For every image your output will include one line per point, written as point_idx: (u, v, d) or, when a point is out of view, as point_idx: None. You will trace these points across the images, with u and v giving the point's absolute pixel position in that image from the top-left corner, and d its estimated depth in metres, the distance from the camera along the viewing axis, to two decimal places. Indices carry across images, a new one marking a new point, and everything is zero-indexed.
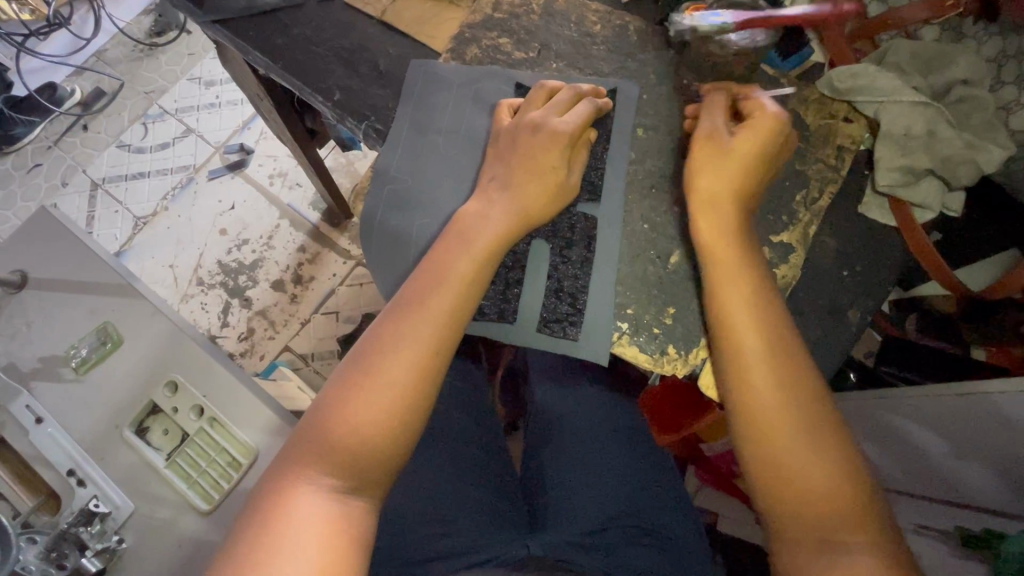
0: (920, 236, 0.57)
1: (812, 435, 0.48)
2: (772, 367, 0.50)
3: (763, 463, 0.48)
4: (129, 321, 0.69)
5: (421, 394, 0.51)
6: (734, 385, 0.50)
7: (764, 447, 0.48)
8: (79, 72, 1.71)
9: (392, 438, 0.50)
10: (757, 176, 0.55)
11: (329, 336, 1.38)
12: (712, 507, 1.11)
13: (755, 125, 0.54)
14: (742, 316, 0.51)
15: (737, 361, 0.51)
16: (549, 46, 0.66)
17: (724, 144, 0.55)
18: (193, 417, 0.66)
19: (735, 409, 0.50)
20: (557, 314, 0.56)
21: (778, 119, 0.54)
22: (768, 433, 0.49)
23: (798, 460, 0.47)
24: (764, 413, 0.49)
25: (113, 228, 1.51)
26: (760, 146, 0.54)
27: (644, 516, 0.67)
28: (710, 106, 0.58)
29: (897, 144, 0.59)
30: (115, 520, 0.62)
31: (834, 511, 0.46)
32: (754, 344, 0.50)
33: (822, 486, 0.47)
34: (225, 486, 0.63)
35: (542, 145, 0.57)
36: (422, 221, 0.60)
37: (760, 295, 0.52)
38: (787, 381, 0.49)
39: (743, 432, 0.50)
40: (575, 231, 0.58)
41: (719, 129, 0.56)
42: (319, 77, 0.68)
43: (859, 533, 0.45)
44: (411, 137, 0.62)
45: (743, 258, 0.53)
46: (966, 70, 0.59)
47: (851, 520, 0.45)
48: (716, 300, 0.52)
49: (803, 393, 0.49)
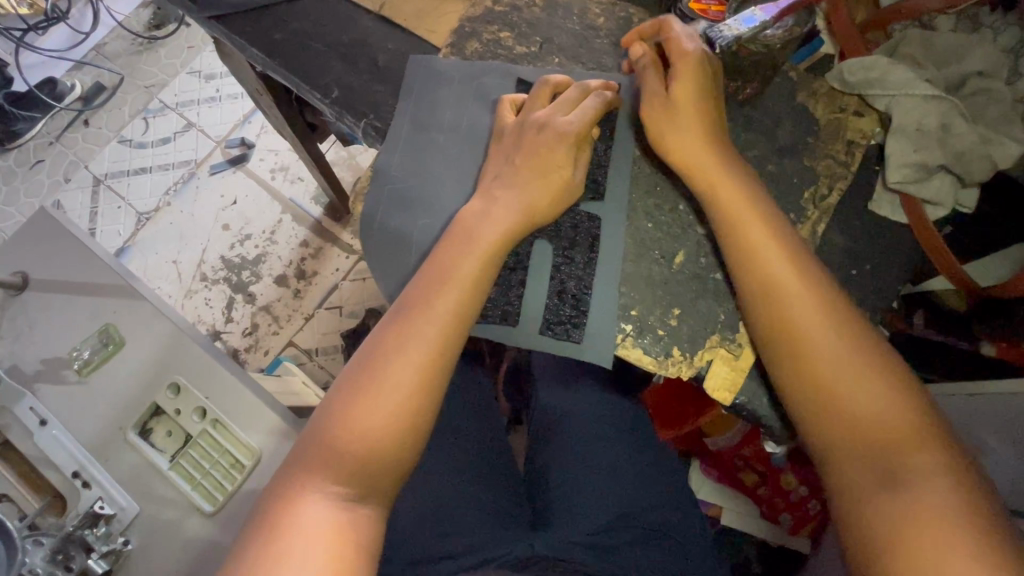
0: (932, 236, 0.56)
1: (864, 377, 0.48)
2: (816, 317, 0.50)
3: (816, 407, 0.49)
4: (132, 323, 0.69)
5: (435, 383, 0.51)
6: (775, 342, 0.51)
7: (815, 396, 0.49)
8: (79, 67, 1.69)
9: (434, 383, 0.51)
10: (711, 116, 0.57)
11: (333, 332, 1.38)
12: (716, 501, 1.05)
13: (682, 71, 0.56)
14: (767, 255, 0.52)
15: (777, 317, 0.51)
16: (552, 40, 0.64)
17: (662, 100, 0.57)
18: (195, 419, 0.66)
19: (779, 365, 0.51)
20: (560, 316, 0.54)
21: (701, 57, 0.56)
22: (813, 372, 0.49)
23: (852, 402, 0.48)
24: (810, 365, 0.49)
25: (116, 223, 1.51)
26: (694, 87, 0.56)
27: (649, 516, 0.67)
28: (642, 65, 0.59)
29: (910, 139, 0.57)
30: (120, 522, 0.62)
31: (896, 445, 0.47)
32: (783, 279, 0.51)
33: (882, 421, 0.47)
34: (228, 487, 0.63)
35: (546, 144, 0.56)
36: (424, 221, 0.59)
37: (791, 249, 0.52)
38: (831, 324, 0.50)
39: (785, 372, 0.50)
40: (579, 231, 0.57)
41: (655, 88, 0.58)
42: (318, 73, 0.66)
43: (925, 459, 0.46)
44: (411, 134, 0.61)
45: (766, 218, 0.53)
46: (982, 62, 0.57)
47: (910, 446, 0.46)
48: (738, 246, 0.53)
49: (841, 326, 0.50)
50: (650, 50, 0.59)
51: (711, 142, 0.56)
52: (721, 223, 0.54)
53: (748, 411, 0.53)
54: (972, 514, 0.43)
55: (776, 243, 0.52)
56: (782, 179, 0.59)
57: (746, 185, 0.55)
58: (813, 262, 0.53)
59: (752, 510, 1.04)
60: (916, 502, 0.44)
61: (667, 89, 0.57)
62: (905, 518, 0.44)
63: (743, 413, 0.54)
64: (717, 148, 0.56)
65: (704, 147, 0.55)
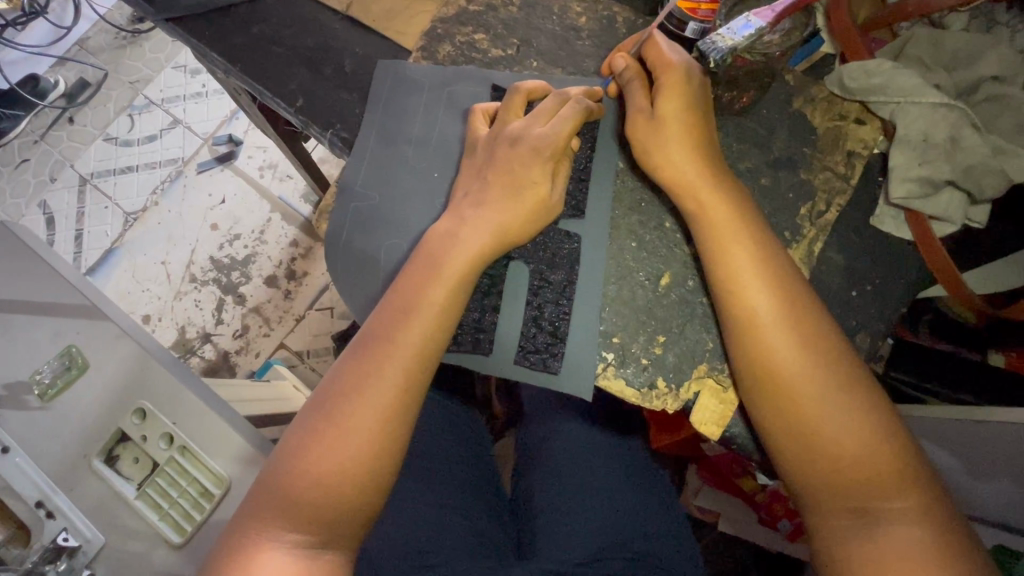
0: (938, 254, 0.52)
1: (844, 406, 0.45)
2: (796, 345, 0.47)
3: (793, 444, 0.46)
4: (94, 345, 0.65)
5: (401, 421, 0.48)
6: (753, 372, 0.47)
7: (792, 429, 0.46)
8: (61, 62, 1.63)
9: (392, 420, 0.48)
10: (702, 133, 0.53)
11: (325, 333, 1.34)
12: (715, 508, 1.01)
13: (668, 85, 0.52)
14: (748, 281, 0.49)
15: (755, 345, 0.47)
16: (530, 42, 0.61)
17: (649, 119, 0.53)
18: (162, 446, 0.63)
19: (753, 393, 0.48)
20: (536, 345, 0.52)
21: (686, 68, 0.52)
22: (792, 407, 0.46)
23: (828, 436, 0.45)
24: (788, 397, 0.46)
25: (102, 225, 1.46)
26: (681, 102, 0.52)
27: (638, 544, 0.63)
28: (627, 79, 0.55)
29: (916, 152, 0.53)
30: (84, 554, 0.59)
31: (874, 482, 0.44)
32: (764, 306, 0.48)
33: (860, 457, 0.44)
34: (197, 517, 0.60)
35: (519, 157, 0.53)
36: (392, 241, 0.56)
37: (774, 271, 0.49)
38: (815, 356, 0.47)
39: (764, 408, 0.47)
40: (559, 253, 0.54)
41: (640, 103, 0.54)
42: (282, 80, 0.62)
43: (903, 504, 0.43)
44: (379, 147, 0.57)
45: (751, 238, 0.50)
46: (997, 65, 0.53)
47: (890, 489, 0.44)
48: (719, 271, 0.50)
49: (825, 358, 0.47)
50: (633, 63, 0.55)
51: (701, 156, 0.52)
52: (704, 246, 0.51)
53: (738, 444, 0.50)
54: (952, 562, 0.41)
55: (757, 263, 0.49)
56: (776, 193, 0.55)
57: (737, 206, 0.51)
58: (800, 284, 0.49)
59: (751, 516, 0.99)
60: (893, 550, 0.42)
61: (652, 107, 0.54)
62: (876, 561, 0.42)
63: (732, 445, 0.50)
64: (709, 162, 0.52)
65: (692, 162, 0.52)
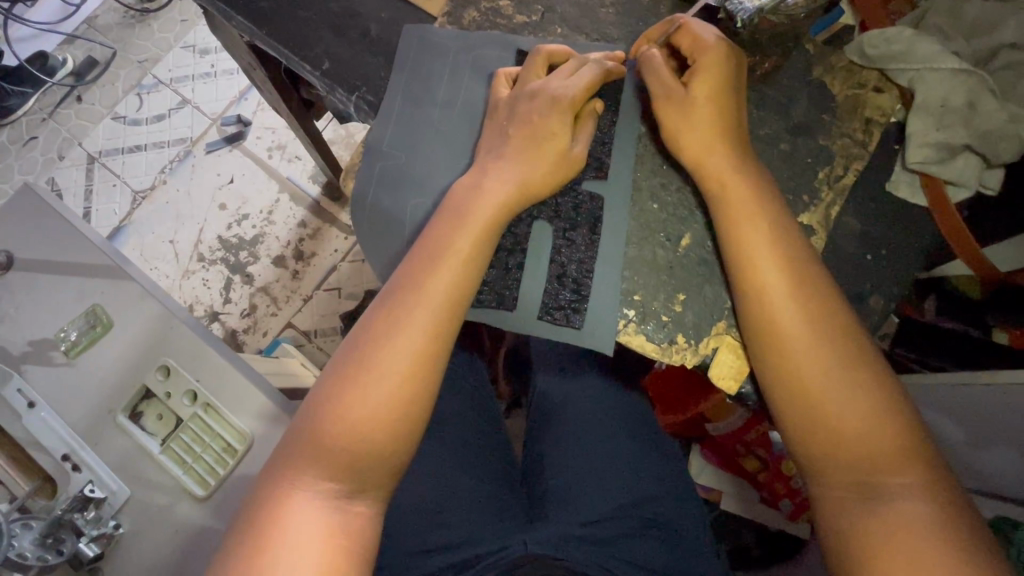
0: (982, 261, 0.53)
1: (851, 365, 0.47)
2: (802, 306, 0.48)
3: (803, 402, 0.47)
4: (120, 304, 0.66)
5: (425, 373, 0.50)
6: (762, 333, 0.49)
7: (801, 388, 0.47)
8: (70, 41, 1.63)
9: (414, 372, 0.49)
10: (730, 109, 0.54)
11: (332, 313, 1.35)
12: (717, 487, 1.03)
13: (702, 67, 0.53)
14: (760, 245, 0.50)
15: (763, 307, 0.49)
16: (554, 9, 0.62)
17: (681, 96, 0.54)
18: (186, 402, 0.64)
19: (765, 355, 0.49)
20: (559, 301, 0.53)
21: (721, 49, 0.53)
22: (801, 366, 0.48)
23: (837, 393, 0.47)
24: (795, 368, 0.48)
25: (111, 202, 1.46)
26: (714, 84, 0.53)
27: (646, 506, 0.65)
28: (650, 58, 0.56)
29: (934, 118, 0.55)
30: (111, 504, 0.61)
31: (882, 438, 0.45)
32: (771, 270, 0.49)
33: (868, 413, 0.46)
34: (220, 472, 0.62)
35: (543, 114, 0.54)
36: (416, 200, 0.57)
37: (785, 234, 0.51)
38: (820, 317, 0.48)
39: (775, 367, 0.48)
40: (580, 212, 0.55)
41: (671, 81, 0.55)
42: (308, 45, 0.63)
43: (909, 458, 0.45)
44: (404, 111, 0.58)
45: (763, 205, 0.51)
46: (1015, 33, 0.54)
47: (896, 445, 0.45)
48: (733, 235, 0.51)
49: (831, 319, 0.48)
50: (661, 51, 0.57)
51: (722, 122, 0.53)
52: (716, 208, 0.52)
53: (751, 400, 0.52)
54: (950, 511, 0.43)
55: (770, 225, 0.51)
56: (794, 158, 0.57)
57: (750, 172, 0.52)
58: (809, 255, 0.51)
59: (751, 493, 1.01)
60: (900, 504, 0.44)
61: (684, 87, 0.54)
62: (886, 516, 0.44)
63: (746, 401, 0.52)
64: (730, 128, 0.53)
65: (714, 127, 0.53)
